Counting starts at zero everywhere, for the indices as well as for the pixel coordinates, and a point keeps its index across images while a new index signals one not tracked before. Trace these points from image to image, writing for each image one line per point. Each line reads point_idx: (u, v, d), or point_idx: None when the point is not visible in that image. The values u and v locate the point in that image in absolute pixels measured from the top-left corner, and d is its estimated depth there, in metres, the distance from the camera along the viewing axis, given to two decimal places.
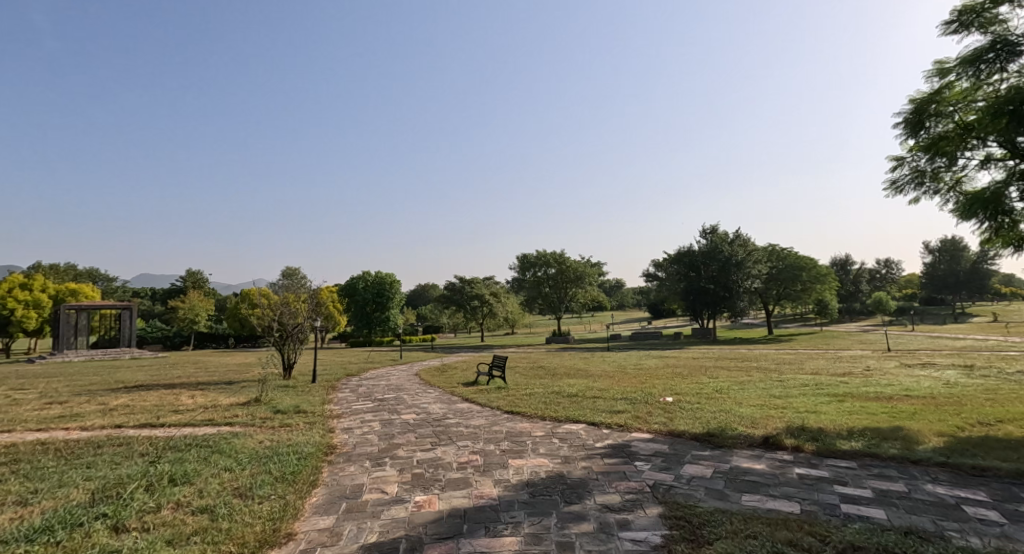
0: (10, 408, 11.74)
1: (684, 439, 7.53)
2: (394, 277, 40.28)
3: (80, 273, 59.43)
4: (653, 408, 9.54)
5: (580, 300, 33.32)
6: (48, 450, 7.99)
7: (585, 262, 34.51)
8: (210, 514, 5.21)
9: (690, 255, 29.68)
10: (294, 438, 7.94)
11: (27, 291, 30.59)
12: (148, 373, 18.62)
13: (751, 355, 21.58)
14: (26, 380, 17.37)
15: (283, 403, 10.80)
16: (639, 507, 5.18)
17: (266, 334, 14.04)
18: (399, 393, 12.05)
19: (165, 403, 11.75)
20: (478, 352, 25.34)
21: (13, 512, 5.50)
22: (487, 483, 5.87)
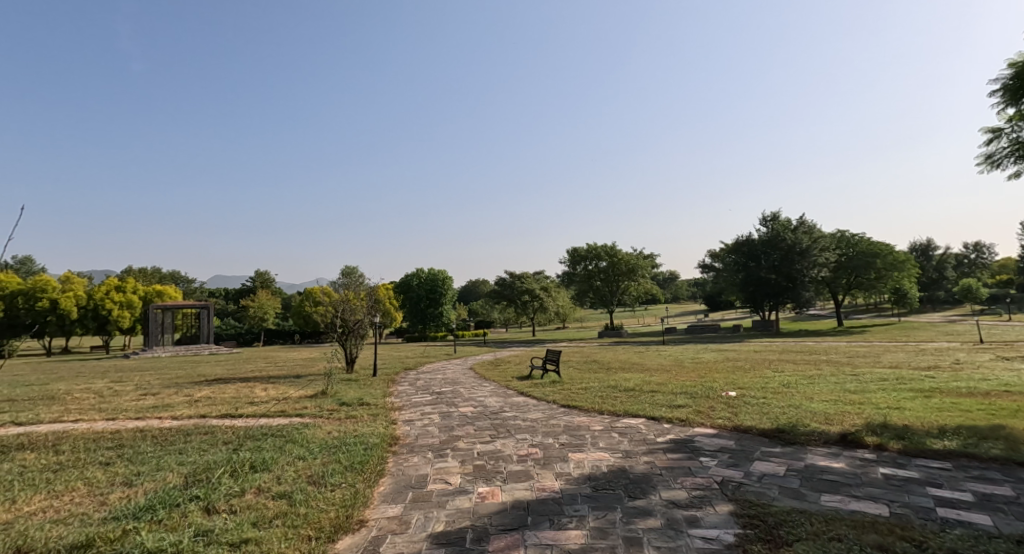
0: (109, 399, 12.82)
1: (752, 435, 7.20)
2: (446, 273, 41.12)
3: (165, 276, 64.45)
4: (716, 403, 9.19)
5: (633, 294, 32.72)
6: (142, 438, 8.63)
7: (638, 254, 33.75)
8: (288, 499, 5.45)
9: (749, 245, 28.45)
10: (359, 429, 8.20)
11: (121, 293, 33.42)
12: (224, 368, 19.86)
13: (820, 347, 20.42)
14: (121, 374, 18.90)
15: (347, 396, 11.19)
16: (708, 504, 4.98)
17: (329, 330, 14.57)
18: (456, 387, 12.22)
19: (239, 395, 12.45)
20: (531, 347, 25.28)
21: (118, 492, 5.97)
22: (549, 475, 5.83)
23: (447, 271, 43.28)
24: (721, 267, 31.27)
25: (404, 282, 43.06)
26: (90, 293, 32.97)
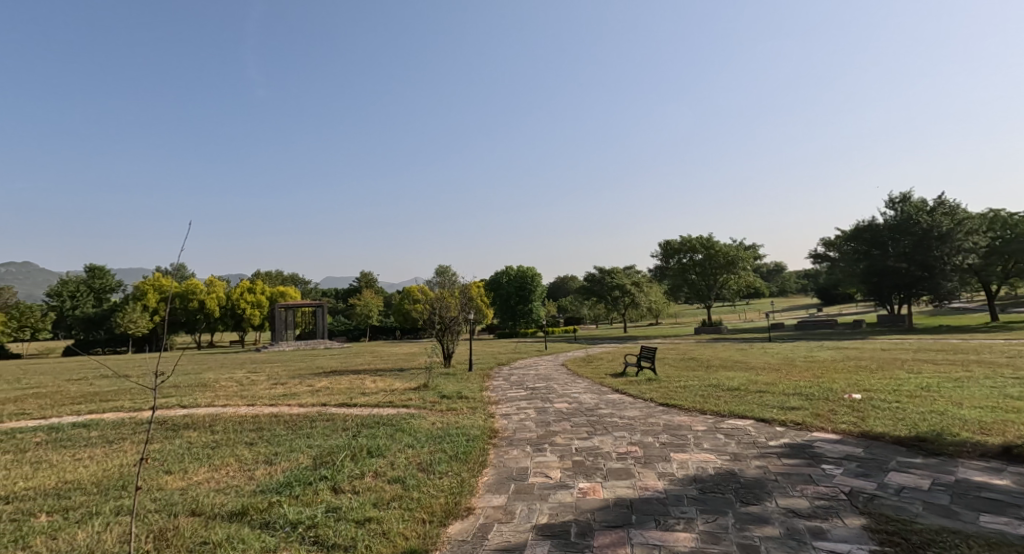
0: (248, 387, 14.50)
1: (885, 443, 6.62)
2: (535, 270, 41.45)
3: (286, 278, 70.93)
4: (838, 406, 8.53)
5: (733, 287, 30.89)
6: (276, 423, 9.65)
7: (738, 245, 31.85)
8: (402, 483, 5.87)
9: (872, 231, 25.90)
10: (461, 421, 8.60)
11: (254, 293, 37.40)
12: (337, 361, 21.57)
13: (962, 346, 18.07)
14: (254, 366, 21.23)
15: (447, 389, 11.72)
16: (835, 515, 4.66)
17: (428, 327, 15.21)
18: (550, 383, 12.38)
19: (351, 387, 13.46)
20: (625, 343, 24.86)
21: (264, 468, 6.82)
22: (651, 475, 5.74)
23: (537, 267, 43.45)
24: (837, 257, 28.86)
25: (494, 280, 44.16)
26: (229, 294, 37.14)
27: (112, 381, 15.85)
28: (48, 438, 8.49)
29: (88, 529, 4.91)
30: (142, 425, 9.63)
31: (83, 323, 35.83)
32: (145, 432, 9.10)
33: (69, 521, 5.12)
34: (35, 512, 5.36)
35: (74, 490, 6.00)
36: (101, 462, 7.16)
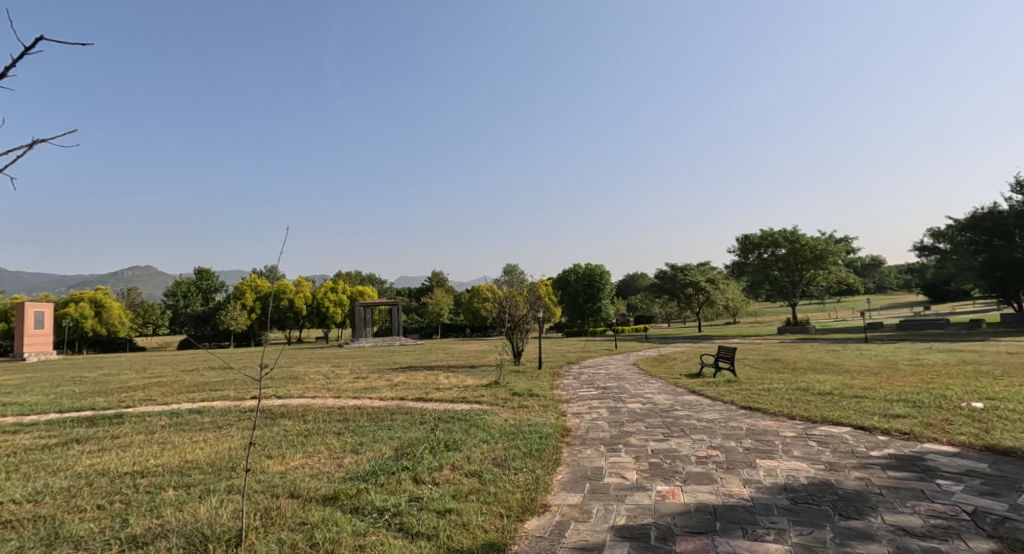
0: (332, 381, 15.37)
1: (1012, 459, 6.00)
2: (604, 268, 40.75)
3: (364, 278, 74.16)
4: (953, 415, 7.81)
5: (822, 284, 28.91)
6: (360, 414, 10.17)
7: (828, 238, 29.74)
8: (478, 477, 5.73)
9: (993, 219, 23.27)
10: (533, 418, 8.45)
11: (336, 292, 39.66)
12: (411, 357, 22.36)
13: None
14: (336, 361, 22.44)
15: (518, 387, 11.81)
16: (956, 537, 4.20)
17: (498, 325, 15.42)
18: (622, 382, 12.16)
19: (426, 382, 13.88)
20: (701, 343, 24.02)
21: (351, 458, 7.17)
22: (736, 481, 5.36)
23: (605, 264, 42.61)
24: (949, 250, 26.25)
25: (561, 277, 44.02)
26: (314, 293, 39.46)
27: (217, 373, 17.37)
28: (170, 421, 9.45)
29: (207, 504, 5.38)
30: (246, 413, 10.47)
31: (194, 321, 39.47)
32: (249, 419, 9.84)
33: (191, 496, 5.65)
34: (164, 486, 5.97)
35: (194, 469, 6.65)
36: (214, 445, 7.87)
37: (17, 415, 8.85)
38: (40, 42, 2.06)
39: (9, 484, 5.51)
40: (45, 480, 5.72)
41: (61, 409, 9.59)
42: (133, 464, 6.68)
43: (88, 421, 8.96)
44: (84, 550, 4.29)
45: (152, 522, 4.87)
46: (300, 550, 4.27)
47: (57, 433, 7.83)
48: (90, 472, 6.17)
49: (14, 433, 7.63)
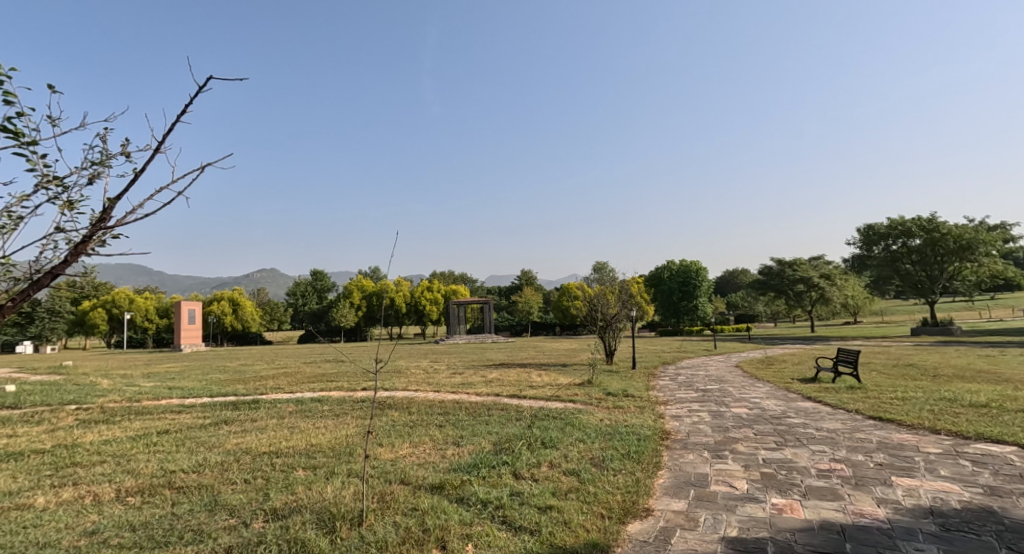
0: (431, 375, 16.08)
1: None
2: (701, 264, 38.94)
3: (458, 277, 76.59)
4: None
5: (969, 278, 25.69)
6: (459, 409, 10.59)
7: (977, 227, 26.32)
8: (576, 476, 5.57)
9: None
10: (630, 419, 8.26)
11: (432, 291, 41.61)
12: (504, 354, 22.81)
13: None
14: (434, 356, 23.44)
15: (612, 386, 11.68)
16: None
17: (589, 324, 15.29)
18: (724, 385, 11.63)
19: (520, 379, 14.13)
20: (815, 344, 22.31)
21: (452, 450, 7.50)
22: (868, 500, 4.75)
23: (701, 260, 40.60)
24: None
25: (655, 275, 42.82)
26: (412, 291, 41.45)
27: (331, 365, 18.86)
28: (296, 407, 10.47)
29: (330, 486, 5.86)
30: (358, 403, 11.30)
31: (310, 317, 43.06)
32: (361, 408, 10.61)
33: (317, 477, 6.23)
34: (295, 466, 6.63)
35: (318, 452, 7.31)
36: (333, 431, 8.60)
37: (178, 397, 10.25)
38: (204, 83, 2.35)
39: (177, 455, 6.40)
40: (203, 454, 6.57)
41: (210, 393, 10.96)
42: (269, 445, 7.50)
43: (231, 405, 10.15)
44: (235, 517, 4.89)
45: (287, 497, 5.43)
46: (412, 532, 4.26)
47: (209, 414, 8.96)
48: (237, 450, 7.02)
49: (177, 412, 8.85)
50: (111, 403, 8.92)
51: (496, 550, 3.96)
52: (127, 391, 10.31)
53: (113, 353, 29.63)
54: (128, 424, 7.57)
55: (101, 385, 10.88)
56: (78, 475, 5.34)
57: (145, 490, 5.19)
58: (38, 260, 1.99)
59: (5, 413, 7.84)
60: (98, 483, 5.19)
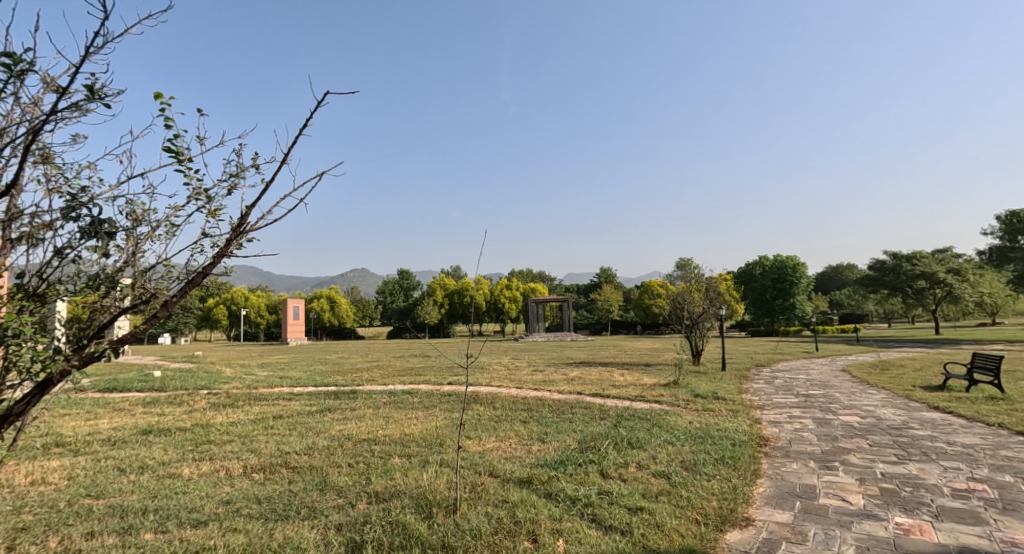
0: (514, 372, 16.33)
1: None
2: (799, 260, 36.61)
3: (536, 276, 76.96)
4: None
5: None
6: (542, 405, 10.70)
7: None
8: (667, 479, 5.47)
9: None
10: (722, 423, 7.98)
11: (511, 289, 42.24)
12: (584, 352, 22.74)
13: None
14: (514, 353, 23.75)
15: (701, 388, 11.31)
16: None
17: (674, 322, 14.81)
18: (829, 391, 10.90)
19: (602, 378, 14.02)
20: (934, 348, 20.32)
21: (538, 446, 7.61)
22: (1019, 527, 4.26)
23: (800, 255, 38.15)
24: None
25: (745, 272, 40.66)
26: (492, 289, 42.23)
27: (419, 360, 19.68)
28: (389, 398, 11.06)
29: (425, 474, 6.15)
30: (446, 396, 11.73)
31: (396, 314, 44.95)
32: (448, 402, 11.00)
33: (411, 465, 6.57)
34: (392, 454, 7.02)
35: (412, 442, 7.69)
36: (425, 423, 9.00)
37: (287, 385, 11.15)
38: (323, 95, 2.40)
39: (290, 438, 6.98)
40: (311, 439, 7.13)
41: (314, 383, 11.81)
42: (368, 433, 7.99)
43: (332, 394, 10.89)
44: (343, 498, 5.27)
45: (387, 482, 5.79)
46: (505, 524, 4.38)
47: (315, 402, 9.70)
48: (340, 436, 7.56)
49: (288, 399, 9.65)
50: (233, 389, 9.91)
51: (589, 547, 3.99)
52: (245, 379, 11.37)
53: (228, 345, 32.72)
54: (248, 408, 8.36)
55: (224, 372, 12.09)
56: (212, 451, 6.00)
57: (266, 468, 5.74)
58: (189, 263, 2.09)
59: (151, 395, 8.93)
60: (228, 460, 5.79)
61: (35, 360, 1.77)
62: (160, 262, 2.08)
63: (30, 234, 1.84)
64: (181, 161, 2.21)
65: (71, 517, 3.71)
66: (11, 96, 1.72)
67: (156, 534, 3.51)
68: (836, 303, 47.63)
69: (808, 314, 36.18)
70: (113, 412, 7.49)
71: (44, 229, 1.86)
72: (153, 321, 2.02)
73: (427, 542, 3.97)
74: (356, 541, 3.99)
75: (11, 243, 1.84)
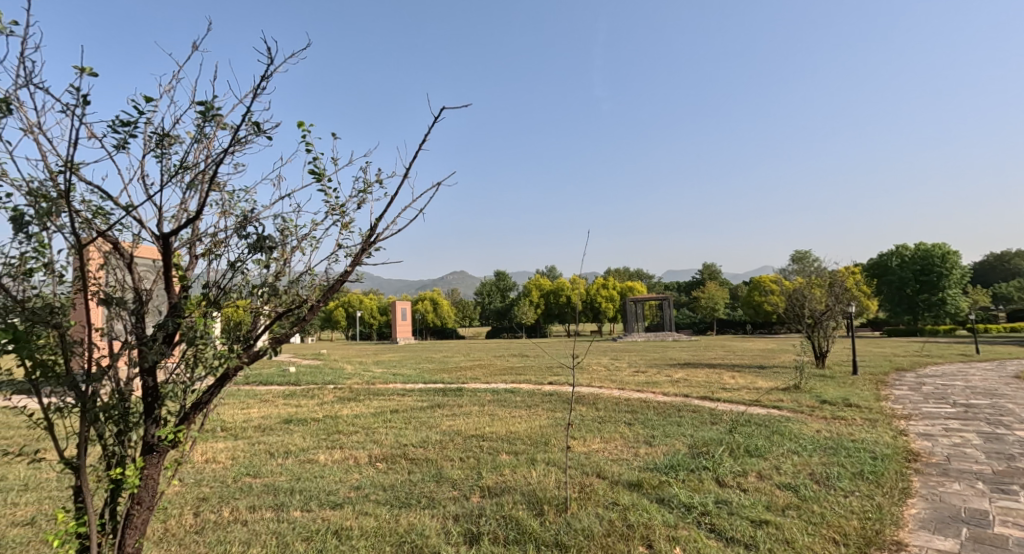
0: (615, 372, 16.06)
1: None
2: (951, 248, 32.44)
3: (633, 274, 75.21)
4: None
5: None
6: (647, 407, 10.44)
7: None
8: (795, 492, 5.12)
9: None
10: (857, 433, 7.30)
11: (607, 288, 41.58)
12: (689, 352, 21.87)
13: None
14: (613, 353, 23.36)
15: (828, 394, 10.42)
16: None
17: (793, 321, 13.71)
18: (994, 402, 9.56)
19: (710, 380, 13.39)
20: None
21: (645, 448, 7.44)
22: None
23: (949, 243, 33.82)
24: None
25: (880, 264, 36.82)
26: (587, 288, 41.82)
27: (519, 360, 19.99)
28: (493, 397, 11.33)
29: (535, 472, 6.25)
30: (549, 396, 11.79)
31: (494, 314, 45.86)
32: (550, 401, 11.07)
33: (520, 462, 6.70)
34: (501, 450, 7.21)
35: (518, 439, 7.83)
36: (529, 421, 9.13)
37: (400, 382, 11.80)
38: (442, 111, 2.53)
39: (407, 432, 7.39)
40: (426, 433, 7.51)
41: (424, 380, 12.41)
42: (477, 429, 8.26)
43: (441, 391, 11.36)
44: (458, 490, 5.50)
45: (497, 478, 5.96)
46: (617, 527, 4.33)
47: (427, 399, 10.19)
48: (451, 431, 7.88)
49: (402, 395, 10.22)
50: (355, 384, 10.67)
51: None
52: (364, 375, 12.21)
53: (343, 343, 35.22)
54: (368, 402, 8.97)
55: (345, 369, 13.05)
56: (342, 441, 6.51)
57: (387, 458, 6.13)
58: (328, 273, 2.33)
59: (286, 388, 9.85)
60: (355, 449, 6.26)
61: (217, 358, 2.04)
62: (306, 271, 2.33)
63: (210, 250, 2.13)
64: (320, 179, 2.42)
65: (237, 492, 4.21)
66: (198, 135, 1.97)
67: (303, 512, 3.89)
68: (997, 297, 41.50)
69: (963, 310, 31.66)
70: (259, 403, 8.38)
71: (220, 246, 2.14)
72: (303, 324, 2.27)
73: (540, 539, 4.04)
74: (473, 531, 4.14)
75: (195, 258, 2.14)
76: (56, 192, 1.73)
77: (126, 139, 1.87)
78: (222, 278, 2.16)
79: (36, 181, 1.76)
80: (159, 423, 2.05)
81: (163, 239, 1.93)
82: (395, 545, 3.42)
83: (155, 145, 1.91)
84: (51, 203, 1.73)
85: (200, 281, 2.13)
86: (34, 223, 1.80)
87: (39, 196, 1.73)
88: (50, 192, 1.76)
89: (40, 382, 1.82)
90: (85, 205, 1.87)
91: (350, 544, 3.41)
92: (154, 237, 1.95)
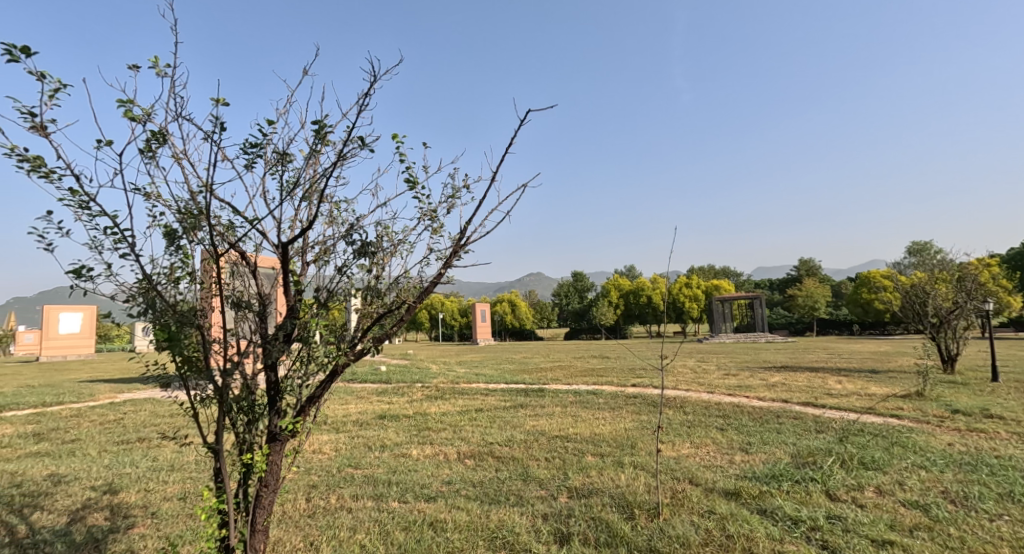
0: (704, 375, 15.40)
1: None
2: None
3: (720, 272, 71.92)
4: None
5: None
6: (740, 412, 9.91)
7: None
8: (925, 511, 4.64)
9: None
10: (1003, 449, 6.49)
11: (692, 287, 40.05)
12: (785, 355, 20.51)
13: None
14: (700, 355, 22.40)
15: (961, 403, 9.35)
16: None
17: (913, 321, 12.48)
18: None
19: (812, 385, 12.49)
20: None
21: (741, 456, 7.06)
22: None
23: None
24: None
25: None
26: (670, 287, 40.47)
27: (601, 361, 19.69)
28: (576, 398, 11.21)
29: (623, 474, 6.12)
30: (634, 398, 11.50)
31: (574, 316, 45.52)
32: (636, 403, 10.81)
33: (606, 464, 6.57)
34: (587, 451, 7.12)
35: (603, 441, 7.70)
36: (613, 423, 8.95)
37: (484, 382, 11.97)
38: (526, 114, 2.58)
39: (492, 430, 7.48)
40: (511, 432, 7.57)
41: (507, 381, 12.50)
42: (559, 429, 8.22)
43: (525, 392, 11.40)
44: (545, 489, 5.49)
45: (582, 479, 5.88)
46: (715, 537, 4.12)
47: (509, 398, 10.27)
48: (535, 431, 7.88)
49: (486, 394, 10.36)
50: (442, 383, 10.94)
51: None
52: (450, 374, 12.50)
53: (427, 344, 36.42)
54: (455, 401, 9.17)
55: (432, 369, 13.42)
56: (432, 437, 6.70)
57: (475, 455, 6.23)
58: (423, 275, 2.42)
59: (379, 386, 10.28)
60: (445, 446, 6.43)
61: (326, 355, 2.16)
62: (402, 274, 2.42)
63: (320, 255, 2.26)
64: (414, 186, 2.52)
65: (341, 482, 4.44)
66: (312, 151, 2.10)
67: (400, 503, 4.04)
68: None
69: None
70: (356, 400, 8.79)
71: (329, 252, 2.26)
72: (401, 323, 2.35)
73: (632, 543, 3.94)
74: (563, 531, 4.10)
75: (308, 265, 2.26)
76: (199, 209, 1.91)
77: (254, 159, 2.03)
78: (329, 282, 2.27)
79: (184, 200, 1.95)
80: (281, 414, 2.18)
81: (283, 248, 2.07)
82: (488, 541, 3.45)
83: (276, 162, 2.06)
84: (195, 218, 1.91)
85: (312, 286, 2.26)
86: (182, 237, 1.99)
87: (186, 212, 1.92)
88: (194, 209, 1.94)
89: (187, 376, 2.00)
90: (218, 220, 2.05)
91: (445, 537, 3.48)
92: (275, 246, 2.09)
